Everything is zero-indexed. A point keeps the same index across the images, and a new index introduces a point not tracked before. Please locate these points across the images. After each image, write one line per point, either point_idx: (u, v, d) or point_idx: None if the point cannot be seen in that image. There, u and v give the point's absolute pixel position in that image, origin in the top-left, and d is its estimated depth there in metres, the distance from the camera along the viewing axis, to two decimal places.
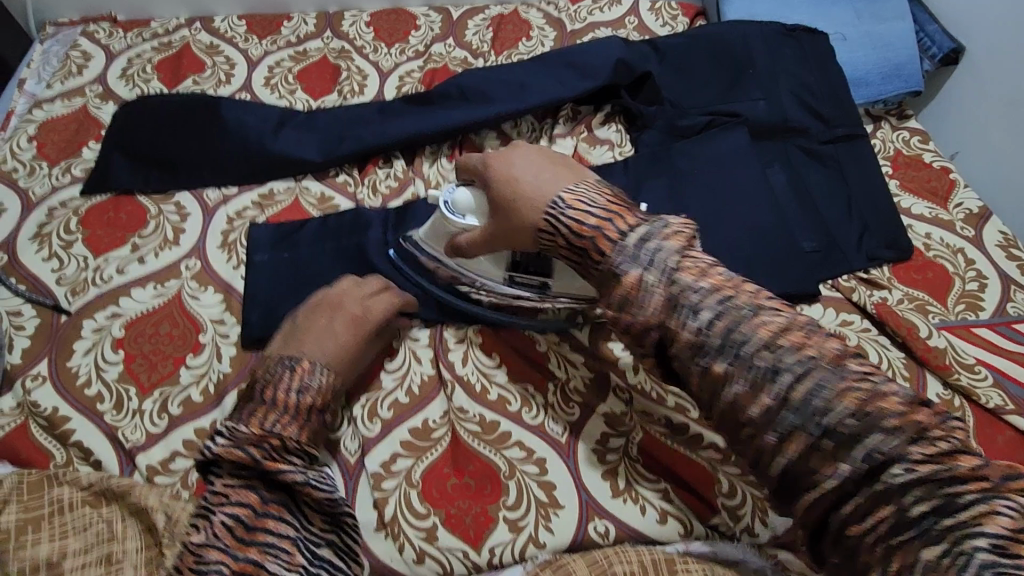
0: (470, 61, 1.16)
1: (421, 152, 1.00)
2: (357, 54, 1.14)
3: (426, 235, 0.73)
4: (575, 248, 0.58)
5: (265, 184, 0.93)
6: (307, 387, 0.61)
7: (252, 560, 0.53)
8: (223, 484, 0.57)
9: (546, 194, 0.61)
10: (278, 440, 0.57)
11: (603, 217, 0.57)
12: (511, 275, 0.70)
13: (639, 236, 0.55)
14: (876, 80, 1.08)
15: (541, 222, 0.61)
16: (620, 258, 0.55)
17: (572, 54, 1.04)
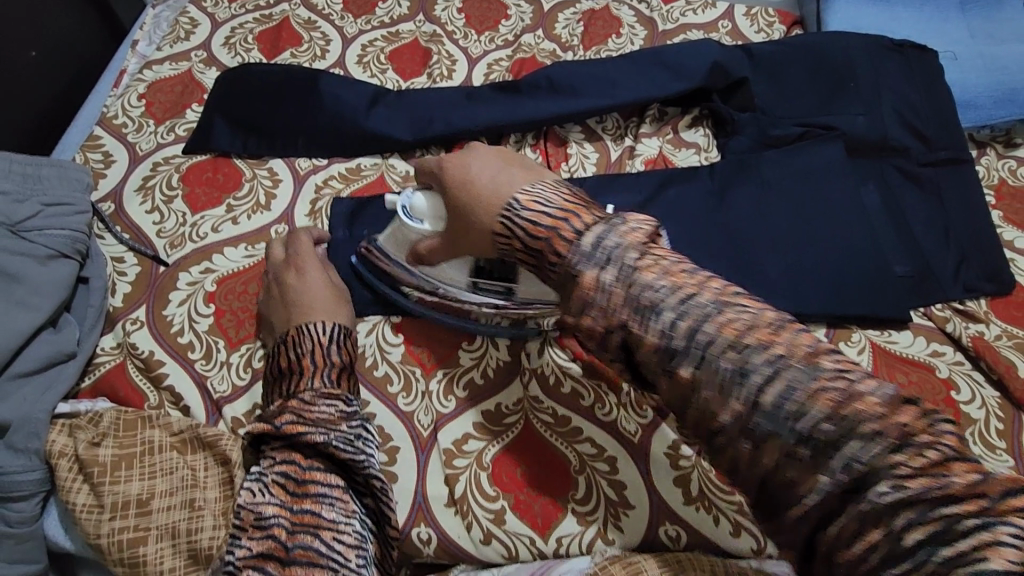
0: (559, 54, 1.15)
1: (506, 139, 1.01)
2: (447, 38, 1.16)
3: (390, 242, 0.73)
4: (530, 249, 0.57)
5: (353, 159, 0.96)
6: (306, 346, 0.66)
7: (307, 509, 0.56)
8: (268, 450, 0.61)
9: (505, 194, 0.59)
10: (297, 399, 0.61)
11: (558, 217, 0.55)
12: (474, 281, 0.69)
13: (595, 236, 0.53)
14: (986, 103, 1.02)
15: (496, 225, 0.59)
16: (579, 262, 0.53)
17: (665, 54, 1.02)
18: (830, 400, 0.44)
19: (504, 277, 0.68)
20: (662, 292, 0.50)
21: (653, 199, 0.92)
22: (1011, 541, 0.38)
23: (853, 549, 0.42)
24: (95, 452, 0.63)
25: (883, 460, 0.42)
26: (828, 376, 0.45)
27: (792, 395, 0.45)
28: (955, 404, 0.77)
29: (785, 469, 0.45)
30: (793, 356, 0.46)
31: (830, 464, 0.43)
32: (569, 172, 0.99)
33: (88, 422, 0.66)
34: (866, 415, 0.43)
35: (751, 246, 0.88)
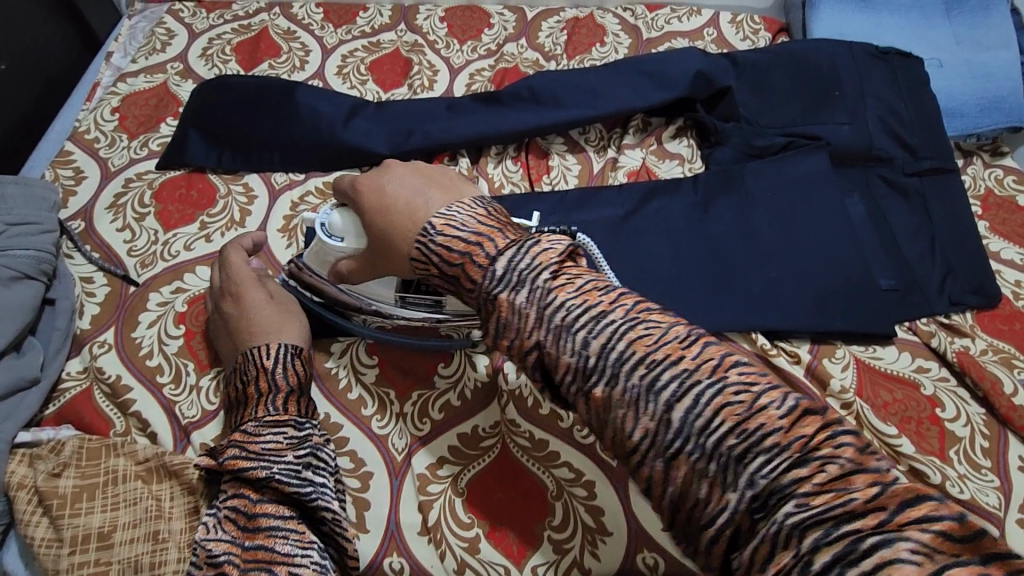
0: (542, 63, 1.14)
1: (487, 152, 1.00)
2: (429, 48, 1.14)
3: (311, 259, 0.70)
4: (448, 276, 0.54)
5: (330, 173, 0.94)
6: (253, 370, 0.64)
7: (260, 545, 0.55)
8: (222, 485, 0.59)
9: (421, 219, 0.56)
10: (241, 429, 0.60)
11: (473, 241, 0.52)
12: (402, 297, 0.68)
13: (506, 257, 0.50)
14: (972, 111, 1.01)
15: (414, 251, 0.56)
16: (493, 286, 0.49)
17: (647, 63, 1.01)
18: (763, 424, 0.39)
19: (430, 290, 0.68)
20: (573, 313, 0.46)
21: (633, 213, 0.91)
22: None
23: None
24: (56, 484, 0.61)
25: (782, 472, 0.37)
26: (805, 431, 0.38)
27: (696, 407, 0.41)
28: (940, 423, 0.76)
29: (693, 486, 0.41)
30: (699, 370, 0.41)
31: (736, 480, 0.39)
32: (551, 184, 0.97)
33: (48, 451, 0.64)
34: (768, 427, 0.38)
35: (734, 261, 0.86)
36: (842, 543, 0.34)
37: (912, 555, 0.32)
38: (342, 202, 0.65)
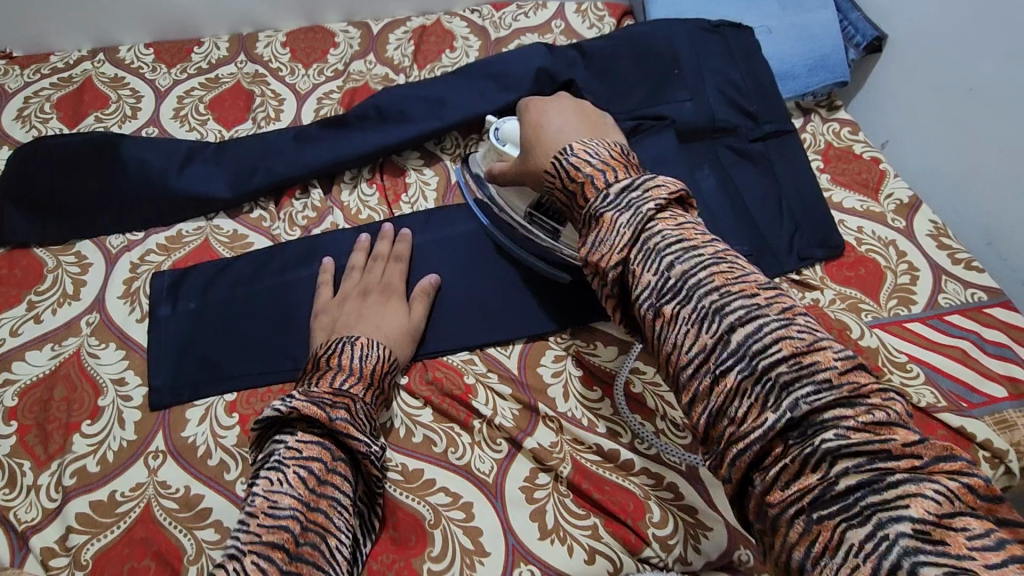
0: (391, 77, 1.12)
1: (341, 178, 0.96)
2: (272, 77, 1.10)
3: (480, 159, 0.82)
4: (568, 191, 0.62)
5: (172, 227, 0.89)
6: (371, 357, 0.68)
7: (324, 511, 0.53)
8: (298, 431, 0.59)
9: (563, 144, 0.66)
10: (348, 399, 0.63)
11: (599, 168, 0.59)
12: (532, 212, 0.76)
13: (622, 188, 0.55)
14: (802, 71, 1.06)
15: (549, 167, 0.65)
16: (600, 205, 0.56)
17: (492, 65, 1.01)
18: (793, 344, 0.44)
19: (554, 217, 0.74)
20: (735, 298, 0.47)
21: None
22: None
23: (786, 491, 0.42)
24: None
25: (829, 405, 0.42)
26: (798, 328, 0.45)
27: (712, 281, 0.48)
28: None
29: (731, 404, 0.45)
30: (771, 309, 0.46)
31: (779, 403, 0.42)
32: (410, 203, 0.95)
33: None
34: (822, 364, 0.43)
35: None
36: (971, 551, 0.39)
37: None
38: (520, 113, 0.76)
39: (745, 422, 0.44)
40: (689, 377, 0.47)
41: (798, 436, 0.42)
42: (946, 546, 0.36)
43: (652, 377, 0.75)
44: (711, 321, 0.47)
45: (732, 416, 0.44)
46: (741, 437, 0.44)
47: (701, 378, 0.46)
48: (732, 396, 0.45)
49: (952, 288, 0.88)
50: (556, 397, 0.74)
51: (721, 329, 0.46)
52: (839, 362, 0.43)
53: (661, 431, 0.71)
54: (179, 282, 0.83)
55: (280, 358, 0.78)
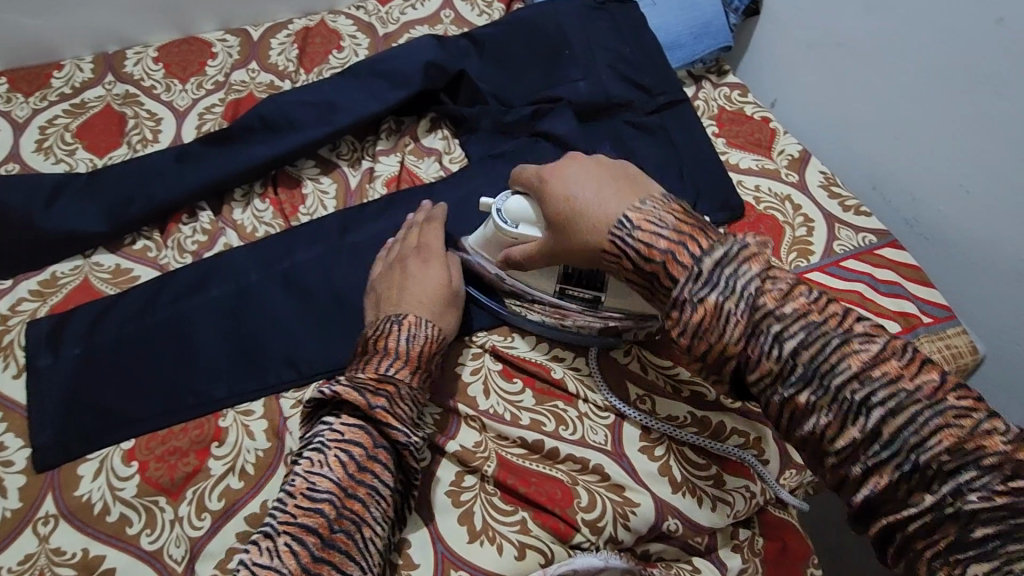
0: (277, 84, 1.06)
1: (231, 197, 0.91)
2: (146, 96, 1.02)
3: (478, 242, 0.74)
4: (643, 273, 0.59)
5: (45, 269, 0.82)
6: (418, 338, 0.67)
7: (359, 499, 0.58)
8: (345, 416, 0.62)
9: (614, 213, 0.61)
10: (393, 385, 0.64)
11: (673, 241, 0.57)
12: (563, 288, 0.71)
13: (713, 262, 0.55)
14: (688, 40, 1.08)
15: (607, 243, 0.61)
16: (693, 288, 0.55)
17: (379, 62, 0.98)
18: (856, 357, 0.51)
19: (593, 283, 0.70)
20: (784, 317, 0.53)
21: (352, 240, 0.84)
22: (956, 425, 0.48)
23: (891, 493, 0.49)
24: None
25: (893, 407, 0.50)
26: (814, 309, 0.54)
27: (827, 352, 0.52)
28: None
29: (825, 429, 0.52)
30: (901, 381, 0.50)
31: (858, 417, 0.50)
32: (308, 214, 0.90)
33: None
34: (863, 365, 0.51)
35: None
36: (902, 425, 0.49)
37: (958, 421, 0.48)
38: (526, 191, 0.68)
39: (830, 436, 0.51)
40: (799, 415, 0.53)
41: (886, 444, 0.49)
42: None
43: (572, 361, 0.76)
44: (776, 346, 0.53)
45: (815, 427, 0.52)
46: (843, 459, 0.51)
47: (816, 416, 0.52)
48: (809, 413, 0.52)
49: (845, 235, 0.92)
50: (476, 395, 0.73)
51: (813, 374, 0.52)
52: (903, 366, 0.51)
53: (584, 414, 0.72)
54: (58, 326, 0.77)
55: (181, 395, 0.73)
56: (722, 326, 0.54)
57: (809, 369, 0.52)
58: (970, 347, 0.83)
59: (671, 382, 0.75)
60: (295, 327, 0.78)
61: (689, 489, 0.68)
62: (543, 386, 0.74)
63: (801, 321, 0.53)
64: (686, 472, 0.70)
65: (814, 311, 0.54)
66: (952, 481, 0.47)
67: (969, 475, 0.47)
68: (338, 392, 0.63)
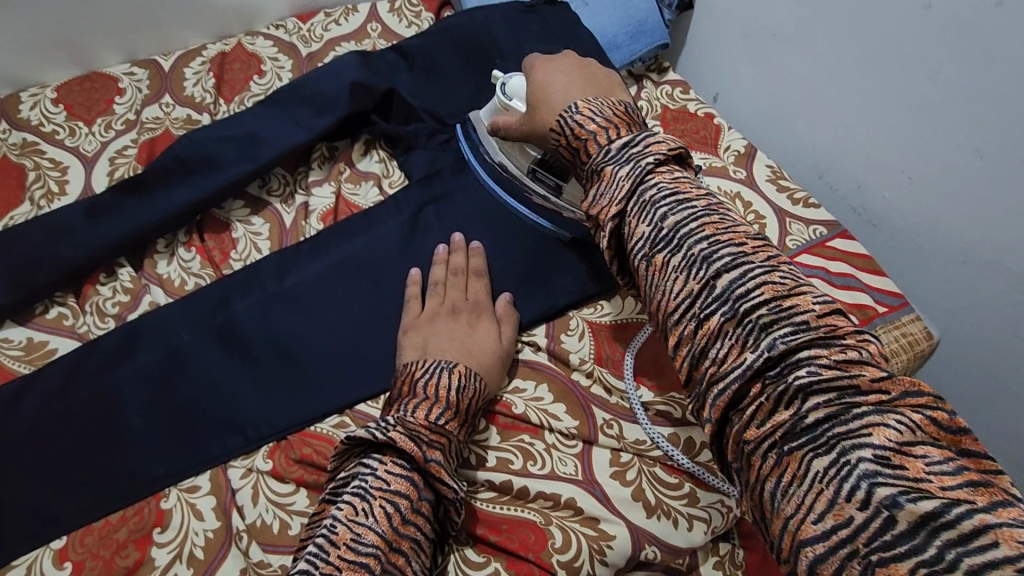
0: (195, 117, 0.98)
1: (153, 248, 0.84)
2: (47, 143, 0.93)
3: (486, 116, 0.82)
4: (571, 149, 0.62)
5: None
6: (467, 389, 0.66)
7: (401, 556, 0.53)
8: (390, 460, 0.57)
9: (568, 103, 0.65)
10: (444, 437, 0.61)
11: (603, 125, 0.60)
12: (535, 169, 0.78)
13: (628, 160, 0.56)
14: (624, 40, 1.05)
15: (555, 125, 0.65)
16: (602, 159, 0.58)
17: (303, 87, 0.92)
18: (773, 287, 0.46)
19: (558, 173, 0.77)
20: (705, 249, 0.49)
21: (290, 285, 0.79)
22: (963, 495, 0.36)
23: (762, 428, 0.43)
24: None
25: (803, 345, 0.44)
26: (836, 330, 0.44)
27: (747, 284, 0.47)
28: (673, 354, 0.76)
29: (712, 345, 0.47)
30: (819, 325, 0.44)
31: (758, 342, 0.45)
32: (241, 259, 0.84)
33: None
34: (801, 307, 0.45)
35: None
36: (841, 406, 0.41)
37: (899, 424, 0.39)
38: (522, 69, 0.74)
39: (725, 359, 0.46)
40: (676, 319, 0.50)
41: (783, 374, 0.43)
42: (904, 469, 0.38)
43: (533, 392, 0.73)
44: (760, 342, 0.45)
45: (714, 356, 0.47)
46: (721, 376, 0.46)
47: (686, 323, 0.49)
48: (715, 338, 0.47)
49: (796, 229, 0.91)
50: None
51: (705, 275, 0.48)
52: (864, 351, 0.43)
53: (552, 445, 0.70)
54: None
55: (114, 479, 0.67)
56: (611, 190, 0.56)
57: (710, 273, 0.48)
58: (924, 332, 0.83)
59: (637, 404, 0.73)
60: (237, 389, 0.72)
61: (664, 511, 0.66)
62: (506, 421, 0.71)
63: (806, 345, 0.44)
64: (658, 493, 0.68)
65: (745, 242, 0.49)
66: (853, 454, 0.39)
67: (863, 454, 0.39)
68: (389, 435, 0.58)
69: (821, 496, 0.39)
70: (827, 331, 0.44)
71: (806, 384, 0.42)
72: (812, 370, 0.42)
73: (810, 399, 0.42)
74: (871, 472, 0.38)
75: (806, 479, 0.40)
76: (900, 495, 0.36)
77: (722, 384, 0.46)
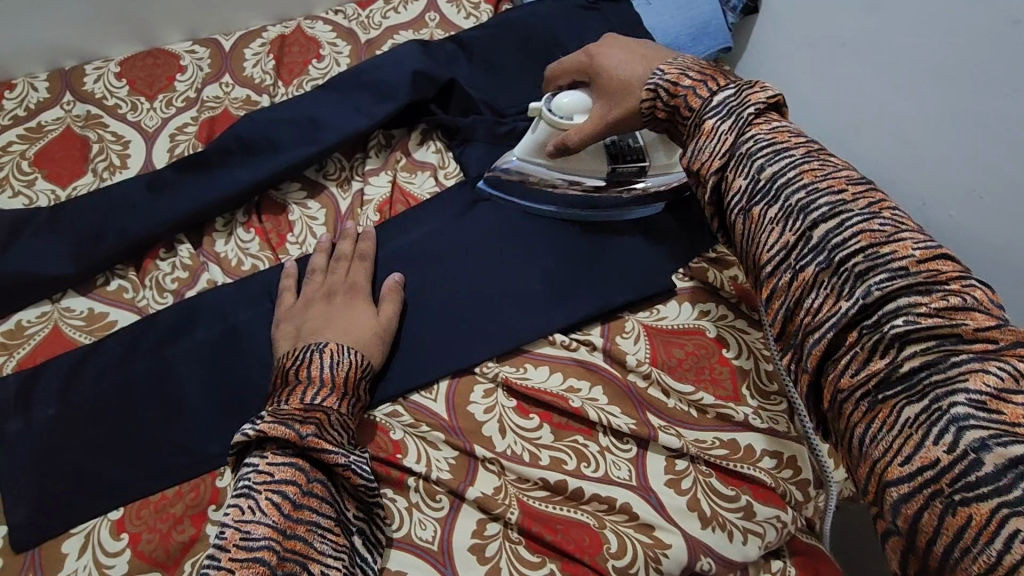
0: (254, 98, 0.99)
1: (212, 226, 0.85)
2: (110, 116, 0.94)
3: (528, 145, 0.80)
4: (669, 110, 0.63)
5: (10, 318, 0.76)
6: (342, 364, 0.65)
7: (302, 537, 0.53)
8: (271, 454, 0.57)
9: (646, 74, 0.66)
10: (321, 413, 0.60)
11: (696, 80, 0.60)
12: (612, 165, 0.78)
13: (721, 100, 0.58)
14: (686, 42, 1.02)
15: (643, 93, 0.65)
16: (706, 112, 0.58)
17: (364, 74, 0.92)
18: (872, 236, 0.47)
19: (636, 156, 0.78)
20: (770, 160, 0.53)
21: None
22: (999, 373, 0.40)
23: (856, 373, 0.45)
24: None
25: (903, 290, 0.44)
26: (906, 245, 0.46)
27: (843, 232, 0.48)
28: (729, 362, 0.75)
29: (810, 295, 0.49)
30: (899, 251, 0.46)
31: (853, 291, 0.46)
32: (297, 242, 0.84)
33: None
34: (900, 253, 0.45)
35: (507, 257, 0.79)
36: (937, 355, 0.42)
37: (1003, 372, 0.40)
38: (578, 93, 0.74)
39: (800, 295, 0.49)
40: (770, 270, 0.51)
41: (878, 327, 0.45)
42: (1001, 415, 0.39)
43: (588, 392, 0.72)
44: (818, 254, 0.48)
45: (810, 306, 0.49)
46: (816, 324, 0.48)
47: (781, 274, 0.51)
48: (810, 288, 0.49)
49: None
50: (491, 435, 0.69)
51: (802, 226, 0.50)
52: (918, 253, 0.45)
53: (605, 448, 0.69)
54: (28, 384, 0.71)
55: (171, 454, 0.67)
56: (715, 150, 0.56)
57: (767, 197, 0.52)
58: None
59: (696, 406, 0.72)
60: None
61: (719, 523, 0.65)
62: (560, 421, 0.70)
63: (858, 236, 0.47)
64: (714, 504, 0.66)
65: (844, 188, 0.49)
66: (946, 401, 0.40)
67: (957, 401, 0.40)
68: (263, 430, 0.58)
69: (909, 442, 0.41)
70: (931, 275, 0.44)
71: (883, 322, 0.44)
72: (911, 319, 0.43)
73: (877, 336, 0.44)
74: (964, 416, 0.39)
75: (897, 425, 0.42)
76: (989, 439, 0.38)
77: (818, 334, 0.47)
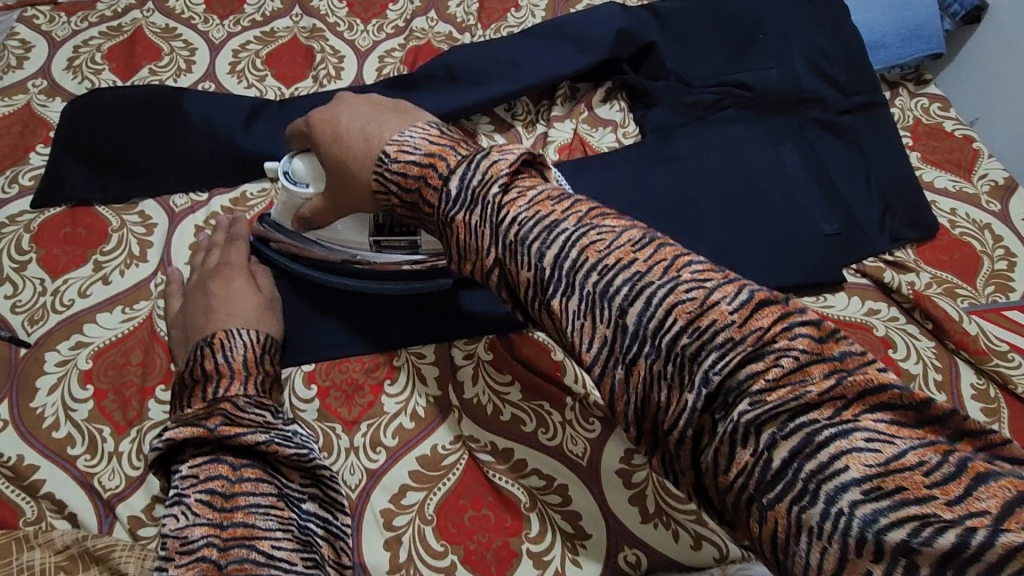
0: (456, 36, 1.05)
1: None
2: (330, 32, 1.04)
3: (279, 210, 0.73)
4: (408, 203, 0.55)
5: (237, 188, 0.86)
6: (237, 348, 0.64)
7: (240, 522, 0.52)
8: (190, 458, 0.56)
9: (377, 148, 0.58)
10: (228, 402, 0.59)
11: (423, 164, 0.53)
12: (376, 239, 0.70)
13: (461, 173, 0.50)
14: (894, 42, 0.99)
15: (374, 183, 0.58)
16: (448, 207, 0.50)
17: (567, 26, 0.96)
18: (683, 309, 0.38)
19: (405, 231, 0.69)
20: (546, 240, 0.44)
21: None
22: (866, 444, 0.32)
23: (728, 473, 0.36)
24: None
25: (736, 367, 0.36)
26: (714, 297, 0.38)
27: (652, 309, 0.39)
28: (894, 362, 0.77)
29: (651, 390, 0.39)
30: (740, 331, 0.36)
31: (690, 380, 0.37)
32: None
33: None
34: (720, 321, 0.37)
35: (677, 216, 0.85)
36: (799, 435, 0.33)
37: (871, 442, 0.32)
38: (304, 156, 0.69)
39: (657, 396, 0.39)
40: (599, 372, 0.42)
41: (727, 414, 0.36)
42: (901, 491, 0.31)
43: None
44: (689, 369, 0.37)
45: (657, 402, 0.39)
46: (669, 426, 0.38)
47: (612, 371, 0.41)
48: (650, 383, 0.39)
49: None
50: None
51: (610, 314, 0.41)
52: (736, 314, 0.37)
53: None
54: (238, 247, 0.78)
55: (354, 330, 0.74)
56: (474, 242, 0.47)
57: (563, 278, 0.43)
58: None
59: None
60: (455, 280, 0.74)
61: None
62: None
63: (703, 334, 0.37)
64: None
65: (631, 257, 0.41)
66: (843, 500, 0.31)
67: (852, 495, 0.31)
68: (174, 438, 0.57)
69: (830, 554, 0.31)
70: (757, 337, 0.36)
71: (741, 416, 0.35)
72: (752, 403, 0.35)
73: (730, 432, 0.35)
74: (870, 515, 0.31)
75: (804, 537, 0.33)
76: (912, 538, 0.29)
77: (675, 434, 0.38)
